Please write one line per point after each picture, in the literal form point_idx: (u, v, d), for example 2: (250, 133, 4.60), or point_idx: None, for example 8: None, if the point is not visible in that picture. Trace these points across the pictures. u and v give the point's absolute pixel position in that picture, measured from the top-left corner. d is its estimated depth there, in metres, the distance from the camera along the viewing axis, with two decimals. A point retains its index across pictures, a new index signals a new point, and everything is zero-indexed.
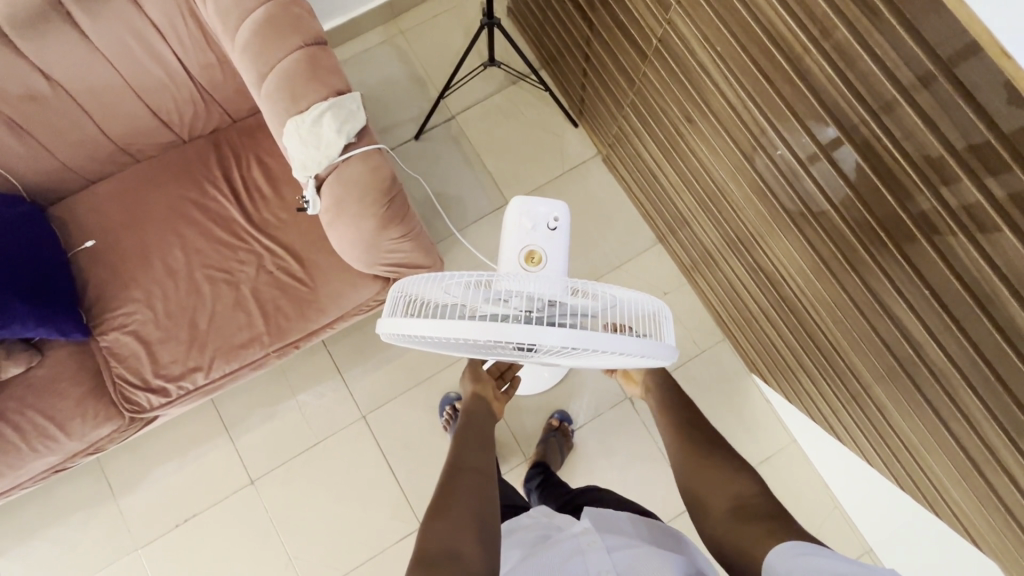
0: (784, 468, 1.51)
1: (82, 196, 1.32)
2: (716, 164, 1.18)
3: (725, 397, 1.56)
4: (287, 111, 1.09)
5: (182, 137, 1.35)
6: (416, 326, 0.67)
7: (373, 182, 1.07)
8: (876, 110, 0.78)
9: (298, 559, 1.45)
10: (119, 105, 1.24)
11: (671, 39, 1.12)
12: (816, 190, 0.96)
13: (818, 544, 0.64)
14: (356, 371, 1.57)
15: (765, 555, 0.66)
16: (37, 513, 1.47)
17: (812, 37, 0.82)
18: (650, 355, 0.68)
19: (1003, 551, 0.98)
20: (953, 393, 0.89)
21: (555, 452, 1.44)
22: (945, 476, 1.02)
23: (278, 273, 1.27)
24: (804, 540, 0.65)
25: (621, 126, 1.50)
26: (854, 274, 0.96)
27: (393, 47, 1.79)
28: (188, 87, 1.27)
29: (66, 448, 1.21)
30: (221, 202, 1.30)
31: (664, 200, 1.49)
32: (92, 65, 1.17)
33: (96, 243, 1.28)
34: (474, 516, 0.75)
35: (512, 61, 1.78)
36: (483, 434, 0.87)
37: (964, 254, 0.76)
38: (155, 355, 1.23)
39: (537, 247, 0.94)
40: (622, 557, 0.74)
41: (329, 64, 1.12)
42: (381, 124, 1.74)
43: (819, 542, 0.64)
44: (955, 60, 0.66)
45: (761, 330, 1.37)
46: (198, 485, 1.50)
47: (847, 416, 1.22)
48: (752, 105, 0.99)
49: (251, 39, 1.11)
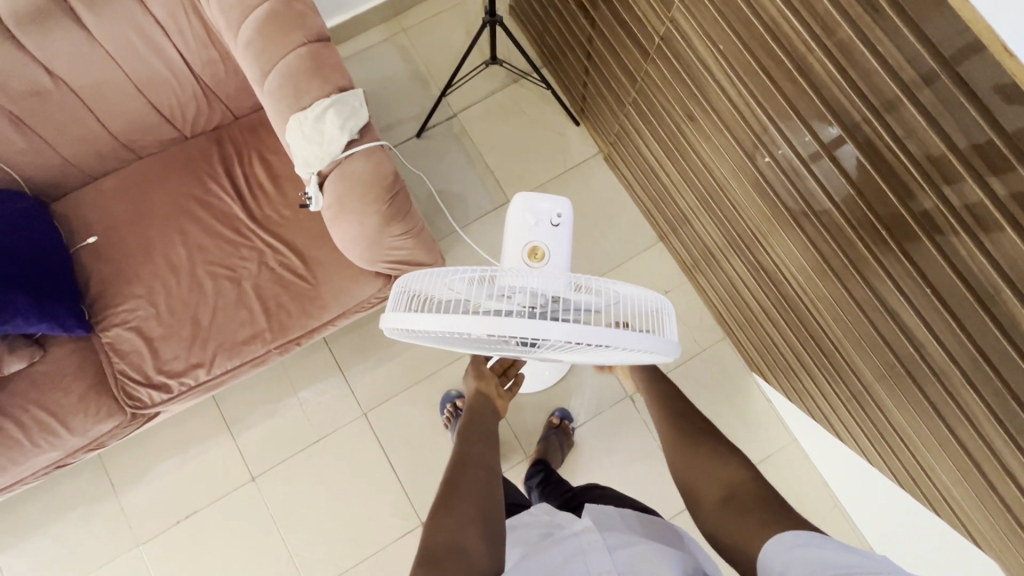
0: (784, 466, 1.51)
1: (85, 192, 1.32)
2: (718, 162, 1.19)
3: (725, 396, 1.56)
4: (290, 107, 1.09)
5: (185, 133, 1.36)
6: (421, 322, 0.67)
7: (376, 179, 1.07)
8: (878, 109, 0.79)
9: (299, 556, 1.45)
10: (122, 101, 1.24)
11: (674, 38, 1.12)
12: (817, 188, 0.96)
13: (816, 533, 0.64)
14: (357, 368, 1.57)
15: (760, 549, 0.66)
16: (39, 509, 1.48)
17: (815, 35, 0.82)
18: (652, 351, 0.68)
19: (1003, 550, 0.98)
20: (953, 391, 0.89)
21: (555, 449, 1.44)
22: (945, 474, 1.02)
23: (280, 269, 1.27)
24: (803, 529, 0.65)
25: (622, 125, 1.50)
26: (855, 272, 0.97)
27: (395, 45, 1.80)
28: (191, 83, 1.27)
29: (68, 444, 1.21)
30: (224, 198, 1.30)
31: (665, 198, 1.49)
32: (96, 61, 1.17)
33: (98, 239, 1.28)
34: (477, 512, 0.75)
35: (514, 59, 1.78)
36: (486, 431, 0.87)
37: (966, 253, 0.76)
38: (157, 351, 1.23)
39: (540, 243, 0.94)
40: (623, 557, 0.73)
41: (333, 61, 1.12)
42: (383, 122, 1.74)
43: (822, 534, 0.63)
44: (958, 58, 0.66)
45: (762, 329, 1.37)
46: (199, 482, 1.50)
47: (848, 415, 1.22)
48: (754, 103, 1.00)
49: (255, 36, 1.11)
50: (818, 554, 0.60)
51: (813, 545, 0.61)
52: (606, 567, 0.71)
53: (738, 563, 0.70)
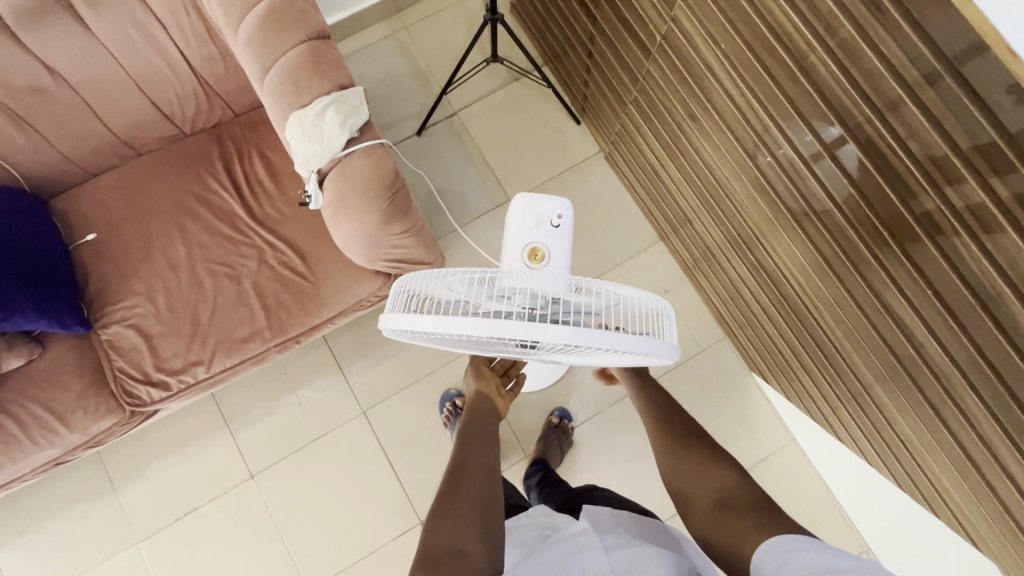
0: (783, 467, 1.51)
1: (84, 189, 1.32)
2: (719, 162, 1.18)
3: (725, 396, 1.56)
4: (290, 105, 1.09)
5: (184, 130, 1.35)
6: (419, 322, 0.67)
7: (376, 177, 1.07)
8: (881, 110, 0.78)
9: (298, 554, 1.45)
10: (121, 98, 1.24)
11: (675, 37, 1.12)
12: (819, 189, 0.95)
13: (810, 538, 0.63)
14: (356, 367, 1.57)
15: (752, 552, 0.66)
16: (38, 505, 1.48)
17: (818, 35, 0.81)
18: (652, 353, 0.68)
19: (1002, 552, 0.98)
20: (954, 393, 0.89)
21: (555, 449, 1.44)
22: (944, 476, 1.02)
23: (279, 267, 1.26)
24: (797, 534, 0.65)
25: (623, 124, 1.49)
26: (856, 273, 0.96)
27: (396, 42, 1.79)
28: (190, 80, 1.26)
29: (66, 441, 1.21)
30: (223, 195, 1.29)
31: (665, 198, 1.49)
32: (95, 57, 1.17)
33: (97, 235, 1.28)
34: (476, 513, 0.75)
35: (515, 57, 1.77)
36: (485, 432, 0.87)
37: (968, 255, 0.76)
38: (156, 348, 1.23)
39: (540, 245, 0.93)
40: (621, 558, 0.73)
41: (333, 59, 1.11)
42: (383, 119, 1.73)
43: (812, 538, 0.63)
44: (961, 58, 0.66)
45: (762, 330, 1.37)
46: (198, 480, 1.50)
47: (847, 415, 1.22)
48: (756, 103, 0.99)
49: (255, 33, 1.10)
50: (811, 559, 0.60)
51: (806, 549, 0.61)
52: (602, 567, 0.71)
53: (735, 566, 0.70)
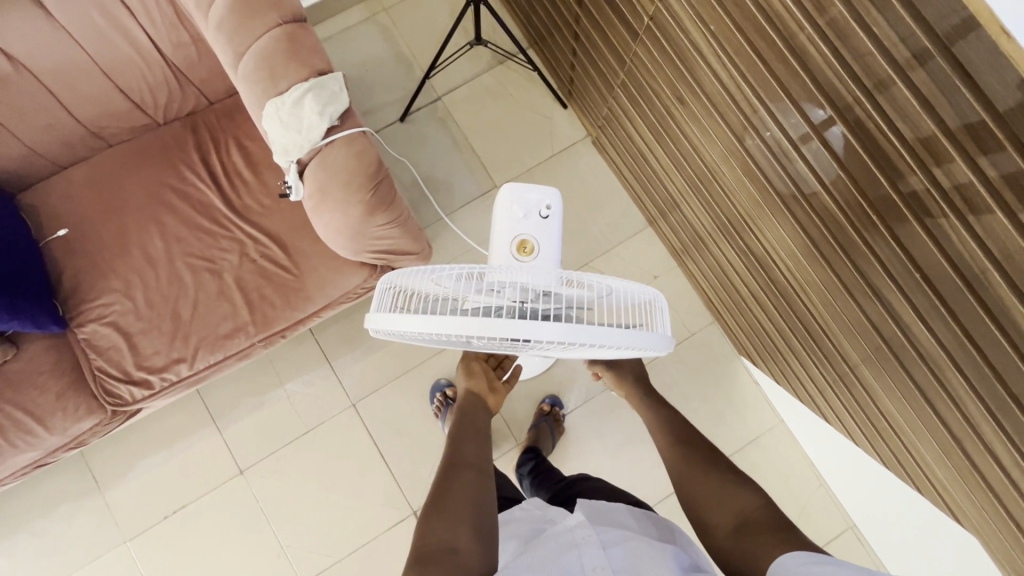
0: (772, 448, 1.53)
1: (53, 183, 1.27)
2: (707, 145, 1.16)
3: (713, 380, 1.57)
4: (267, 92, 1.05)
5: (157, 120, 1.30)
6: (404, 321, 0.65)
7: (358, 167, 1.04)
8: (870, 90, 0.77)
9: (290, 547, 1.44)
10: (88, 86, 1.19)
11: (662, 16, 1.09)
12: (807, 171, 0.94)
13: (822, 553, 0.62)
14: (344, 359, 1.55)
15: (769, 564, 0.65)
16: (25, 507, 1.45)
17: (809, 15, 0.79)
18: (648, 346, 0.67)
19: (984, 528, 0.99)
20: (940, 374, 0.89)
21: (547, 436, 1.44)
22: (928, 455, 1.03)
23: (262, 261, 1.23)
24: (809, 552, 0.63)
25: (611, 108, 1.47)
26: (843, 256, 0.95)
27: (376, 24, 1.74)
28: (161, 67, 1.22)
29: (46, 443, 1.18)
30: (200, 187, 1.25)
31: (653, 181, 1.47)
32: (58, 44, 1.12)
33: (69, 231, 1.24)
34: (471, 509, 0.74)
35: (499, 39, 1.73)
36: (478, 429, 0.86)
37: (955, 235, 0.75)
38: (137, 346, 1.20)
39: (529, 236, 0.92)
40: (619, 553, 0.71)
41: (311, 43, 1.07)
42: (366, 105, 1.69)
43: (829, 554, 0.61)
44: (952, 37, 0.64)
45: (750, 312, 1.37)
46: (185, 477, 1.48)
47: (834, 396, 1.23)
48: (744, 85, 0.97)
49: (226, 17, 1.06)
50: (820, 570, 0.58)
51: (820, 563, 0.59)
52: (601, 562, 0.69)
53: (738, 571, 0.70)
